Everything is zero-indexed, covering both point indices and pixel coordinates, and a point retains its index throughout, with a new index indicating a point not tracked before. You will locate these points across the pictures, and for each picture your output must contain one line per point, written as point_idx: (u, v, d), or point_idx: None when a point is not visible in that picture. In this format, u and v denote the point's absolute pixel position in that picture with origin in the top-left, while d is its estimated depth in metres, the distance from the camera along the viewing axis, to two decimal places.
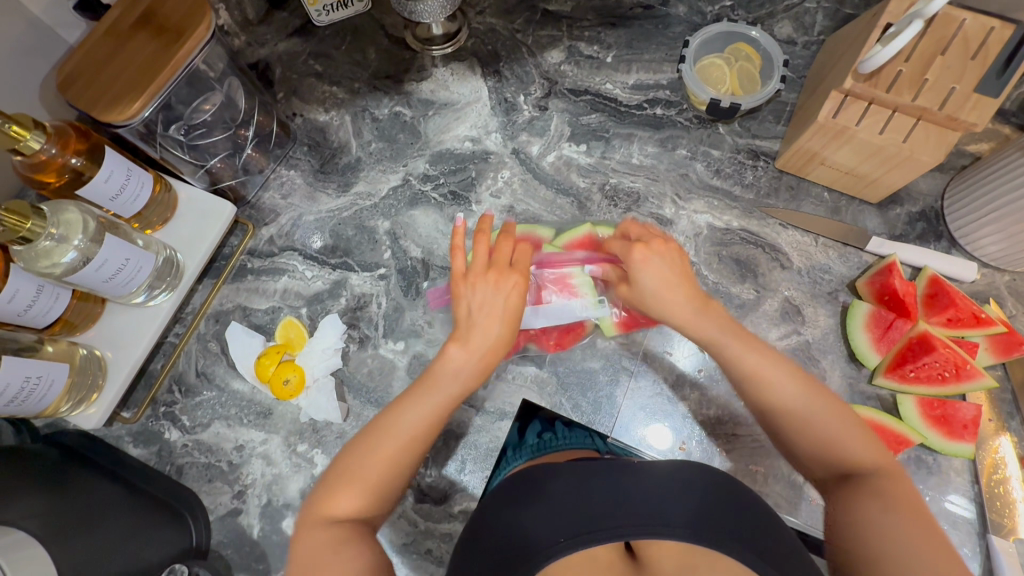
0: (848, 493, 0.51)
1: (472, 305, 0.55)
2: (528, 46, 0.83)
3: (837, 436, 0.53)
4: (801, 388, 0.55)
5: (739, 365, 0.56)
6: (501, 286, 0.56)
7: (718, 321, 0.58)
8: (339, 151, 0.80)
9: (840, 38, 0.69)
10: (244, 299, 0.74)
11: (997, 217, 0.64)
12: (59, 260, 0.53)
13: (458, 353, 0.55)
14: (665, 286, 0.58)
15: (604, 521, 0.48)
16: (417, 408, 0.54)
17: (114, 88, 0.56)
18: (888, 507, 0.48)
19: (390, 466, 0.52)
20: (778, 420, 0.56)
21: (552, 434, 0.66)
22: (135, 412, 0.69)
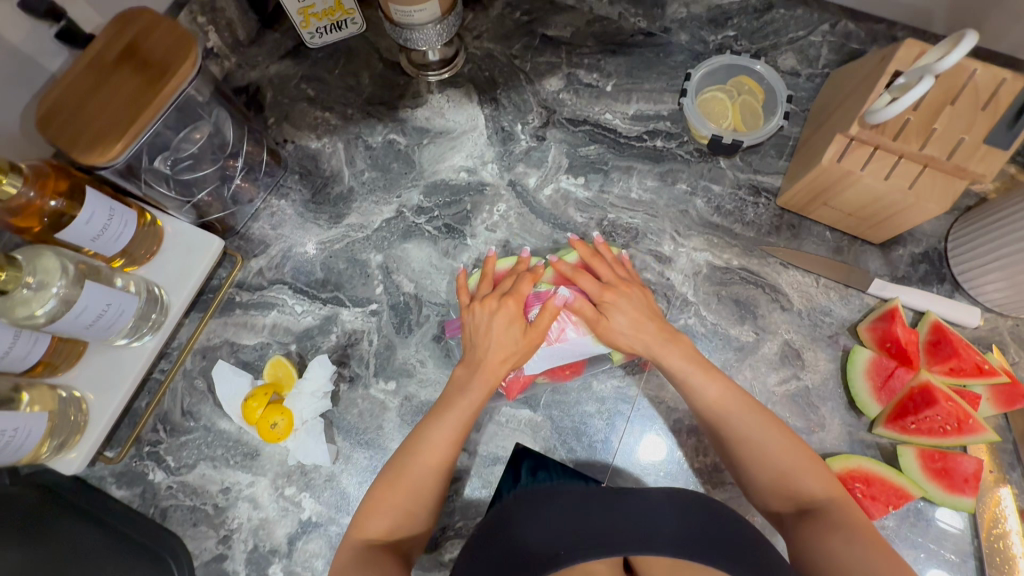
0: (810, 525, 0.50)
1: (473, 330, 0.64)
2: (526, 73, 0.81)
3: (791, 466, 0.54)
4: (759, 419, 0.56)
5: (702, 395, 0.59)
6: (496, 312, 0.63)
7: (683, 354, 0.60)
8: (331, 180, 0.78)
9: (847, 75, 0.68)
10: (233, 334, 0.72)
11: (1002, 266, 0.63)
12: (38, 309, 0.51)
13: (466, 375, 0.62)
14: (636, 323, 0.63)
15: (603, 536, 0.47)
16: (434, 428, 0.59)
17: (96, 127, 0.54)
18: (851, 536, 0.48)
19: (415, 486, 0.56)
20: (738, 453, 0.56)
21: (545, 477, 0.64)
22: (118, 452, 0.67)
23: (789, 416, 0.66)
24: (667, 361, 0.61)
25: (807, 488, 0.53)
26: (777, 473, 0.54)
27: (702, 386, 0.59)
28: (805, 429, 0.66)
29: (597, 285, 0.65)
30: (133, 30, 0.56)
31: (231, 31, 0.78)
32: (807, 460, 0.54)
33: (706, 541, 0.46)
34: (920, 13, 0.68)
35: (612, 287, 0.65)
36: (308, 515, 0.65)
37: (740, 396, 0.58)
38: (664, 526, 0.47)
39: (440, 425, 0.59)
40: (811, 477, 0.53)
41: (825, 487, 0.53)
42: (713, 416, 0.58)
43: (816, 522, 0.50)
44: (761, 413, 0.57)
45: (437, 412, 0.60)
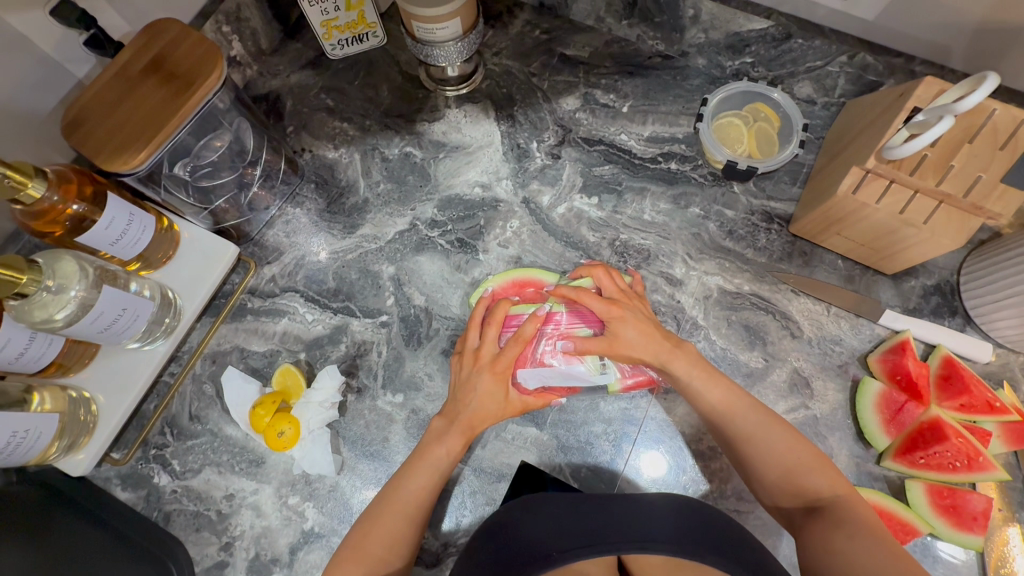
0: (817, 523, 0.51)
1: (457, 384, 0.61)
2: (544, 91, 0.82)
3: (795, 465, 0.55)
4: (765, 422, 0.57)
5: (709, 399, 0.59)
6: (481, 367, 0.61)
7: (689, 360, 0.60)
8: (347, 191, 0.79)
9: (864, 107, 0.68)
10: (243, 340, 0.72)
11: (1015, 302, 0.63)
12: (55, 312, 0.51)
13: (445, 425, 0.60)
14: (644, 336, 0.61)
15: (598, 534, 0.47)
16: (416, 472, 0.58)
17: (122, 133, 0.54)
18: (854, 533, 0.48)
19: (393, 534, 0.55)
20: (746, 452, 0.57)
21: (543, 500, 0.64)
22: (125, 454, 0.67)
23: None
24: (674, 366, 0.60)
25: (813, 488, 0.53)
26: (782, 470, 0.55)
27: (708, 391, 0.59)
28: None
29: (603, 303, 0.62)
30: (160, 41, 0.57)
31: (255, 41, 0.79)
32: (815, 459, 0.55)
33: (710, 543, 0.45)
34: (938, 49, 0.69)
35: (618, 302, 0.63)
36: (310, 526, 0.65)
37: (742, 398, 0.59)
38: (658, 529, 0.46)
39: (422, 474, 0.58)
40: (818, 478, 0.54)
41: (831, 484, 0.54)
42: (715, 418, 0.59)
43: (823, 521, 0.50)
44: (765, 415, 0.58)
45: (417, 453, 0.59)
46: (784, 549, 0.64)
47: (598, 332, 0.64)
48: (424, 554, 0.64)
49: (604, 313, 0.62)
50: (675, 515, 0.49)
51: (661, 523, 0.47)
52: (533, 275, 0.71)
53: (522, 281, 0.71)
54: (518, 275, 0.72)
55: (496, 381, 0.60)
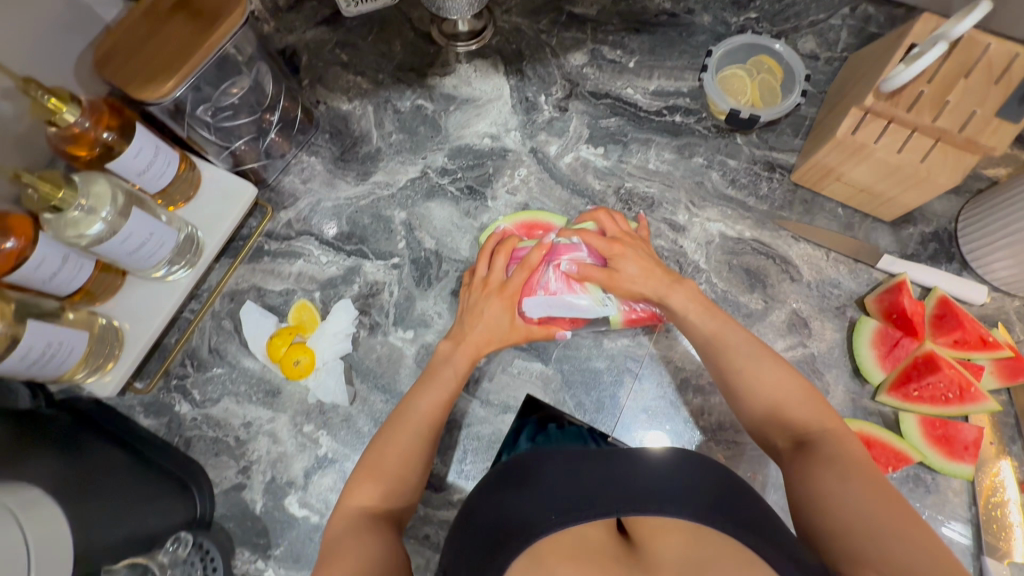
0: (805, 457, 0.51)
1: (466, 309, 0.66)
2: (552, 47, 0.84)
3: (783, 397, 0.55)
4: (757, 353, 0.57)
5: (703, 332, 0.60)
6: (491, 297, 0.65)
7: (686, 294, 0.62)
8: (360, 141, 0.82)
9: (865, 55, 0.70)
10: (260, 280, 0.75)
11: (1009, 242, 0.64)
12: (86, 230, 0.55)
13: (454, 347, 0.64)
14: (644, 271, 0.63)
15: (593, 494, 0.46)
16: (418, 400, 0.60)
17: (150, 67, 0.57)
18: (842, 473, 0.48)
19: (405, 453, 0.56)
20: (735, 383, 0.57)
21: (545, 437, 0.65)
22: (148, 383, 0.70)
23: None
24: (672, 301, 0.63)
25: (803, 423, 0.53)
26: (770, 403, 0.55)
27: (702, 325, 0.60)
28: None
29: (603, 242, 0.65)
30: None
31: None
32: (805, 395, 0.55)
33: (740, 513, 0.44)
34: None
35: (619, 240, 0.65)
36: (324, 452, 0.68)
37: (735, 330, 0.59)
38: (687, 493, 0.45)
39: (419, 403, 0.60)
40: (806, 410, 0.54)
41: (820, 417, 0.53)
42: (708, 349, 0.60)
43: (811, 456, 0.50)
44: (759, 347, 0.58)
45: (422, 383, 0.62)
46: (780, 479, 0.66)
47: (600, 265, 0.67)
48: (432, 481, 0.67)
49: (606, 248, 0.65)
50: (688, 471, 0.48)
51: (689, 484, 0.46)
52: (540, 217, 0.74)
53: (533, 223, 0.74)
54: (526, 217, 0.75)
55: (507, 306, 0.64)
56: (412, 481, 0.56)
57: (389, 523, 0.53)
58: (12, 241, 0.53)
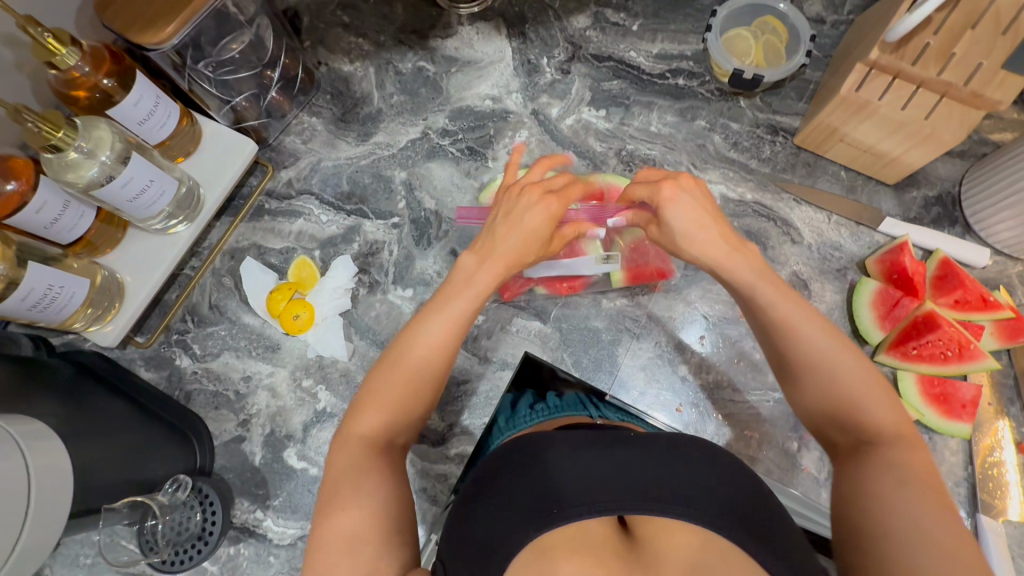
0: (865, 461, 0.47)
1: (501, 211, 0.59)
2: (555, 9, 0.83)
3: (858, 397, 0.49)
4: (838, 349, 0.50)
5: (771, 315, 0.52)
6: (533, 200, 0.58)
7: (750, 264, 0.54)
8: (361, 102, 0.81)
9: (872, 14, 0.69)
10: (260, 238, 0.75)
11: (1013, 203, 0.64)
12: (86, 172, 0.55)
13: (481, 261, 0.57)
14: (700, 218, 0.55)
15: (601, 487, 0.46)
16: (434, 318, 0.54)
17: (149, 11, 0.57)
18: (903, 480, 0.44)
19: (411, 385, 0.52)
20: (802, 373, 0.51)
21: (544, 404, 0.64)
22: (149, 337, 0.71)
23: None
24: (732, 272, 0.54)
25: (871, 422, 0.48)
26: (841, 399, 0.49)
27: (766, 300, 0.52)
28: None
29: (649, 189, 0.57)
30: None
31: None
32: (883, 393, 0.49)
33: (748, 513, 0.45)
34: None
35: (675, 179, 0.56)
36: (323, 406, 0.68)
37: (809, 313, 0.51)
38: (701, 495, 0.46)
39: (436, 322, 0.54)
40: (877, 412, 0.48)
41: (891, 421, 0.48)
42: (776, 331, 0.52)
43: (870, 460, 0.47)
44: (836, 338, 0.50)
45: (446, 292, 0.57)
46: (776, 438, 0.66)
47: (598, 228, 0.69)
48: (429, 435, 0.68)
49: (655, 195, 0.57)
50: (701, 467, 0.48)
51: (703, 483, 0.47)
52: (540, 175, 0.73)
53: (529, 179, 0.73)
54: (524, 174, 0.74)
55: (548, 203, 0.58)
56: (421, 404, 0.54)
57: (390, 449, 0.51)
58: (14, 184, 0.53)
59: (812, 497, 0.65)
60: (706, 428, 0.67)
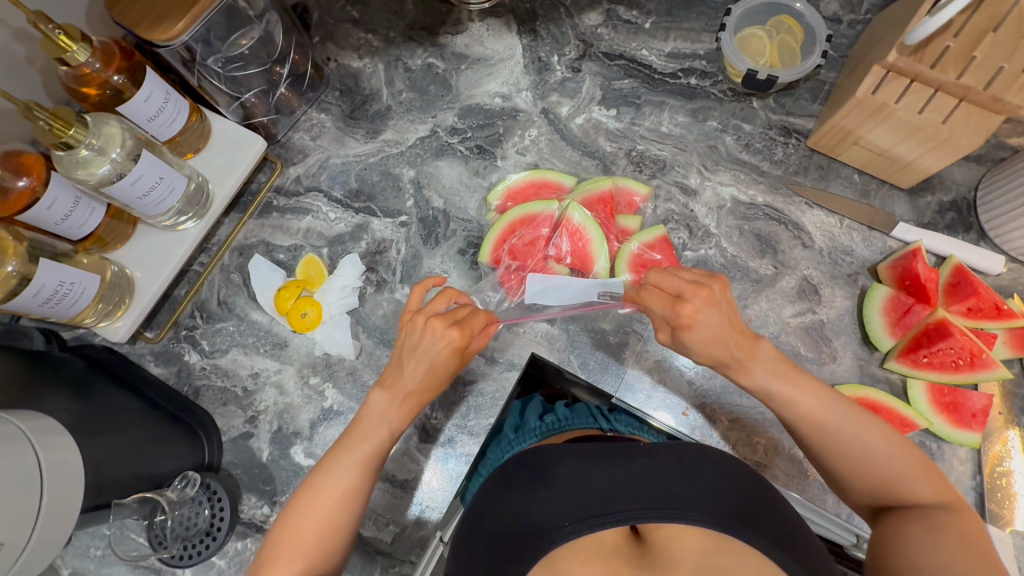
0: (903, 518, 0.46)
1: (404, 346, 0.54)
2: (567, 6, 0.82)
3: (895, 473, 0.47)
4: (863, 431, 0.48)
5: (792, 412, 0.50)
6: (434, 328, 0.53)
7: (768, 366, 0.51)
8: (370, 99, 0.81)
9: (891, 14, 0.67)
10: (269, 235, 0.75)
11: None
12: (96, 170, 0.55)
13: (387, 399, 0.54)
14: (720, 336, 0.51)
15: (609, 498, 0.47)
16: (340, 466, 0.52)
17: (160, 7, 0.57)
18: (933, 529, 0.44)
19: (329, 525, 0.50)
20: (835, 459, 0.49)
21: (554, 416, 0.64)
22: (158, 333, 0.71)
23: (802, 347, 0.67)
24: (750, 374, 0.51)
25: (912, 496, 0.47)
26: (881, 480, 0.48)
27: (783, 396, 0.51)
28: (816, 360, 0.67)
29: (666, 307, 0.52)
30: None
31: None
32: (918, 465, 0.48)
33: (748, 511, 0.46)
34: None
35: (686, 299, 0.51)
36: (330, 404, 0.68)
37: (832, 396, 0.50)
38: (698, 493, 0.46)
39: (343, 469, 0.52)
40: (920, 483, 0.47)
41: (933, 490, 0.47)
42: (801, 425, 0.50)
43: (907, 518, 0.46)
44: (862, 417, 0.49)
45: (354, 428, 0.54)
46: (784, 444, 0.66)
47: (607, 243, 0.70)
48: (436, 435, 0.68)
49: (674, 315, 0.52)
50: (709, 472, 0.49)
51: (699, 481, 0.48)
52: (549, 176, 0.74)
53: (535, 183, 0.74)
54: (533, 175, 0.74)
55: (451, 333, 0.53)
56: (344, 540, 0.52)
57: None
58: (25, 180, 0.54)
59: (818, 503, 0.64)
60: (712, 432, 0.67)
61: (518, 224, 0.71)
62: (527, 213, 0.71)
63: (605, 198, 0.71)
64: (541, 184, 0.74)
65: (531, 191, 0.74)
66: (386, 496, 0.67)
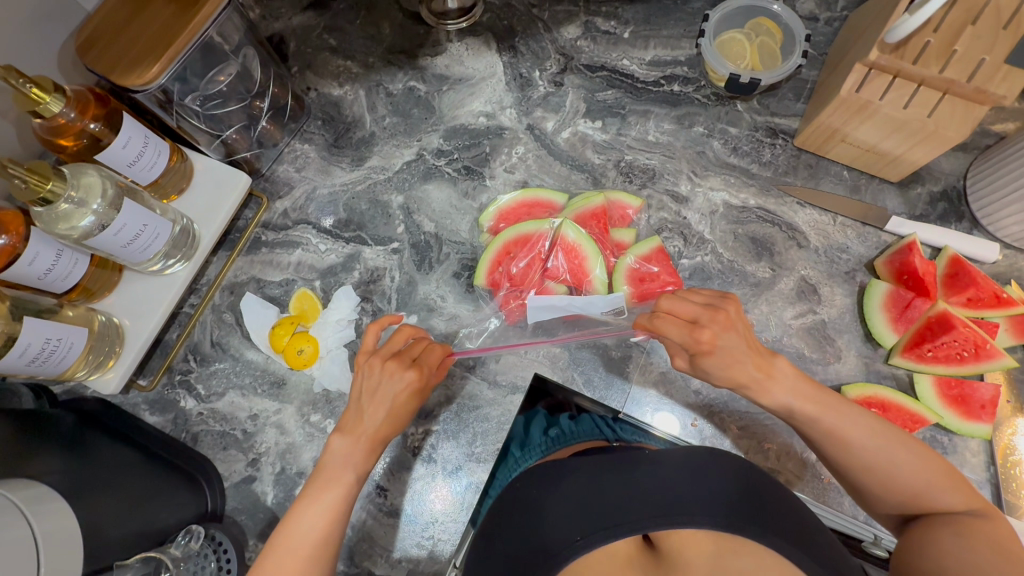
0: (931, 526, 0.46)
1: (361, 390, 0.55)
2: (545, 21, 0.82)
3: (922, 484, 0.47)
4: (890, 444, 0.48)
5: (817, 426, 0.49)
6: (390, 372, 0.55)
7: (789, 387, 0.50)
8: (353, 126, 0.80)
9: (867, 11, 0.68)
10: (259, 271, 0.74)
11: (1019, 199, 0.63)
12: (78, 223, 0.54)
13: (353, 446, 0.53)
14: (740, 361, 0.50)
15: (617, 510, 0.45)
16: (314, 508, 0.50)
17: (133, 51, 0.56)
18: (960, 532, 0.44)
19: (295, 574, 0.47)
20: (861, 472, 0.49)
21: (558, 430, 0.64)
22: (151, 380, 0.69)
23: (806, 349, 0.67)
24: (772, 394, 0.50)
25: (940, 504, 0.47)
26: (909, 491, 0.47)
27: (809, 412, 0.49)
28: (821, 360, 0.66)
29: (685, 334, 0.52)
30: None
31: None
32: (943, 473, 0.47)
33: (754, 508, 0.44)
34: None
35: (701, 326, 0.51)
36: None
37: (855, 409, 0.49)
38: (702, 494, 0.45)
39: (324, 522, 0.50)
40: (948, 493, 0.47)
41: (958, 495, 0.47)
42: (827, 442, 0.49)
43: (934, 525, 0.46)
44: (887, 429, 0.48)
45: (321, 474, 0.52)
46: (796, 448, 0.65)
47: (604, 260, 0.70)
48: (443, 464, 0.67)
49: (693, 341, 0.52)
50: (716, 472, 0.47)
51: (701, 482, 0.46)
52: (540, 195, 0.73)
53: (527, 202, 0.73)
54: (523, 196, 0.73)
55: (408, 376, 0.55)
56: None
57: None
58: (4, 237, 0.52)
59: (834, 506, 0.64)
60: (723, 441, 0.66)
61: (512, 244, 0.70)
62: (521, 233, 0.70)
63: (598, 214, 0.71)
64: (531, 203, 0.73)
65: (522, 210, 0.73)
66: (398, 531, 0.65)
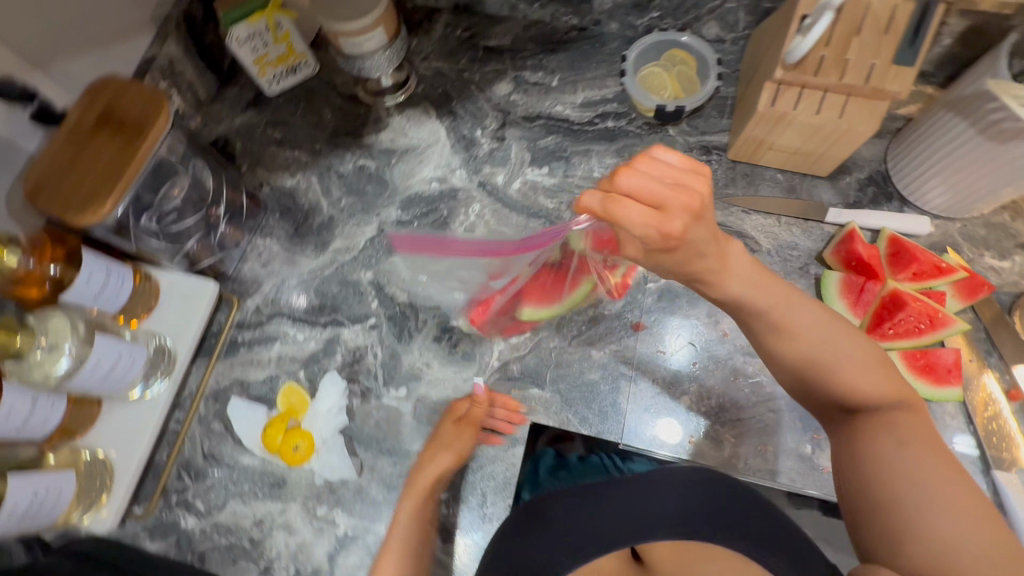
0: (868, 425, 0.50)
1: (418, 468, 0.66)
2: (476, 83, 0.87)
3: (859, 377, 0.50)
4: (833, 337, 0.50)
5: (767, 319, 0.51)
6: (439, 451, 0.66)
7: (737, 278, 0.50)
8: (311, 213, 0.82)
9: (765, 31, 0.74)
10: (241, 372, 0.74)
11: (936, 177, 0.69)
12: (53, 370, 0.54)
13: (413, 505, 0.65)
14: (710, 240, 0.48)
15: (606, 532, 0.54)
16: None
17: (84, 190, 0.57)
18: (900, 439, 0.47)
19: None
20: (809, 372, 0.51)
21: (567, 470, 0.69)
22: (147, 506, 0.68)
23: None
24: (726, 287, 0.51)
25: (878, 398, 0.50)
26: (847, 386, 0.50)
27: (767, 325, 0.51)
28: None
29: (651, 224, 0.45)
30: (104, 98, 0.60)
31: (193, 92, 0.82)
32: (878, 364, 0.51)
33: (719, 520, 0.52)
34: None
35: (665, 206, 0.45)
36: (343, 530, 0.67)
37: (804, 306, 0.51)
38: (667, 506, 0.53)
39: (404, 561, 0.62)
40: (881, 386, 0.50)
41: (893, 391, 0.50)
42: (774, 334, 0.51)
43: (869, 423, 0.50)
44: (830, 321, 0.51)
45: (387, 531, 0.64)
46: (792, 445, 0.67)
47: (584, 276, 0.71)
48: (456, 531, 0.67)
49: (666, 260, 0.49)
50: (690, 488, 0.55)
51: (667, 499, 0.54)
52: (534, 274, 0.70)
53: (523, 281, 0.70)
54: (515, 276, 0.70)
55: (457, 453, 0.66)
56: None
57: None
58: None
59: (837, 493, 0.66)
60: (722, 452, 0.68)
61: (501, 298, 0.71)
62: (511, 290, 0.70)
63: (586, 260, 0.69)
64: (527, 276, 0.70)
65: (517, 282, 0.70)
66: None
